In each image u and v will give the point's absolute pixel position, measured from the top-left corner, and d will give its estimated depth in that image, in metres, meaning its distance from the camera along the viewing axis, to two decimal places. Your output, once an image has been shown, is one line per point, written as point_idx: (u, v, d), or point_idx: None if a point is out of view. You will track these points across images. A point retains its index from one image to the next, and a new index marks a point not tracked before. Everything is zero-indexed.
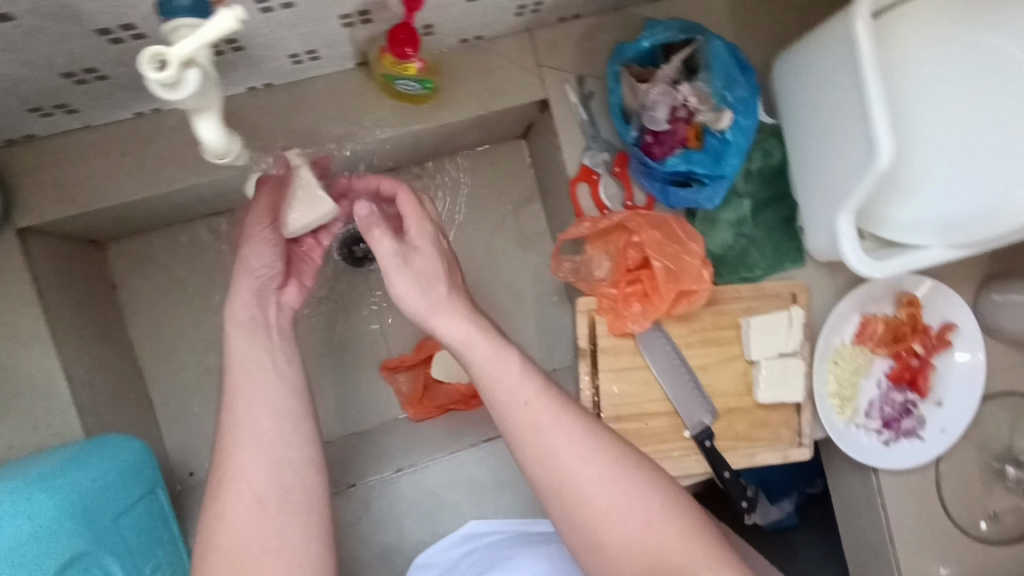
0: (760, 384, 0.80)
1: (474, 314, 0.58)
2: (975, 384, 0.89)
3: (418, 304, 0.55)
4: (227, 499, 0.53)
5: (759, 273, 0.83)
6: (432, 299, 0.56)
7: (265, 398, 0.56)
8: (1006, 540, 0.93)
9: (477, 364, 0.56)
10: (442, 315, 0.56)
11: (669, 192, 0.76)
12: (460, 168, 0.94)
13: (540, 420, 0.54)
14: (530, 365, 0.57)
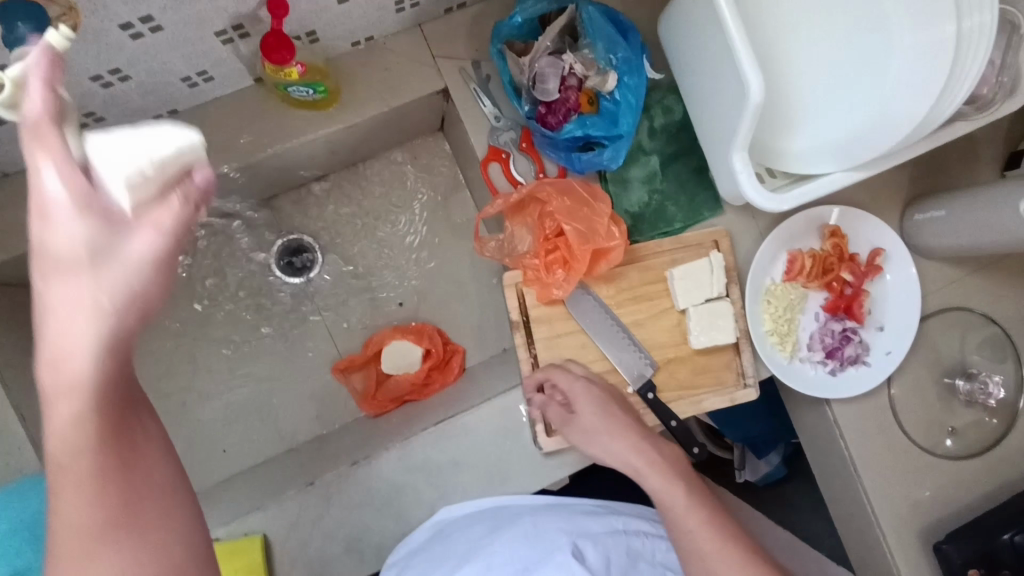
0: (694, 332, 0.82)
1: (656, 444, 0.76)
2: (913, 304, 0.90)
3: (610, 451, 0.75)
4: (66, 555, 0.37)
5: (678, 225, 0.85)
6: (607, 430, 0.75)
7: (63, 433, 0.35)
8: (965, 452, 0.95)
9: (678, 500, 0.71)
10: (619, 445, 0.75)
11: (574, 158, 0.79)
12: (384, 169, 0.97)
13: (707, 529, 0.68)
14: (648, 447, 0.76)
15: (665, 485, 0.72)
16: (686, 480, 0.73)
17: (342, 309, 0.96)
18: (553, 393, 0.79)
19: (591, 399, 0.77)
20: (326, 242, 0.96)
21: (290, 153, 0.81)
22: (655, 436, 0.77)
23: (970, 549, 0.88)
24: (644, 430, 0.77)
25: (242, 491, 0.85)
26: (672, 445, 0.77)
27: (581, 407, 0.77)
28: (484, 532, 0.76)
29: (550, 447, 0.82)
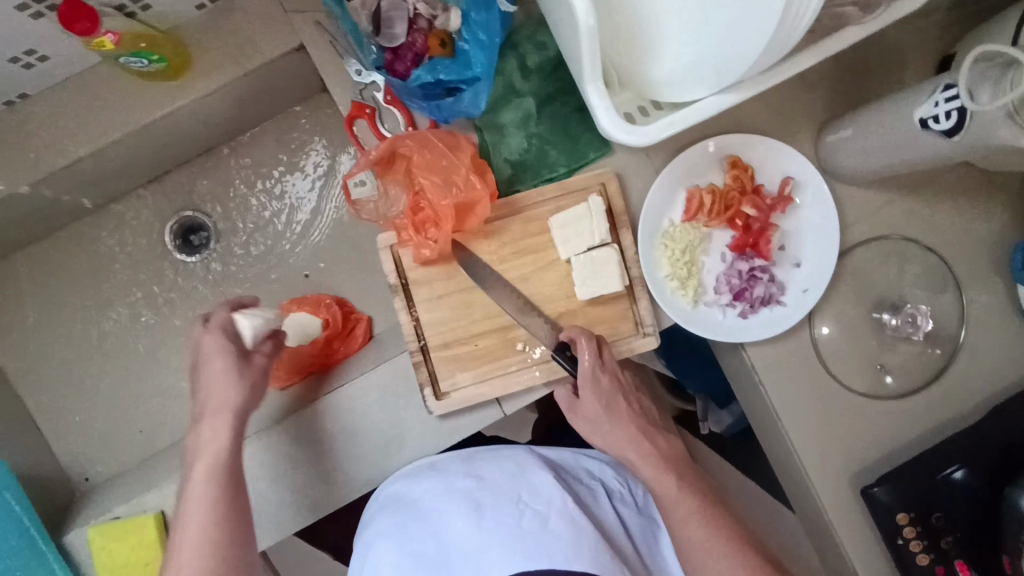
0: (580, 282, 0.78)
1: (650, 436, 0.79)
2: (830, 236, 0.84)
3: (609, 438, 0.78)
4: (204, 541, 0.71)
5: (561, 171, 0.80)
6: (607, 420, 0.78)
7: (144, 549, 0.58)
8: (898, 390, 0.89)
9: (667, 485, 0.75)
10: (614, 430, 0.78)
11: (435, 106, 0.75)
12: (275, 138, 0.95)
13: (692, 512, 0.72)
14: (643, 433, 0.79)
15: (657, 469, 0.76)
16: (678, 464, 0.77)
17: (246, 284, 0.96)
18: (602, 375, 0.77)
19: (598, 390, 0.77)
20: (224, 218, 0.96)
21: (156, 128, 0.80)
22: (653, 428, 0.80)
23: (899, 492, 0.83)
24: (642, 422, 0.80)
25: (154, 468, 0.87)
26: (667, 439, 0.80)
27: (599, 386, 0.77)
28: (465, 476, 0.78)
29: (439, 410, 0.80)
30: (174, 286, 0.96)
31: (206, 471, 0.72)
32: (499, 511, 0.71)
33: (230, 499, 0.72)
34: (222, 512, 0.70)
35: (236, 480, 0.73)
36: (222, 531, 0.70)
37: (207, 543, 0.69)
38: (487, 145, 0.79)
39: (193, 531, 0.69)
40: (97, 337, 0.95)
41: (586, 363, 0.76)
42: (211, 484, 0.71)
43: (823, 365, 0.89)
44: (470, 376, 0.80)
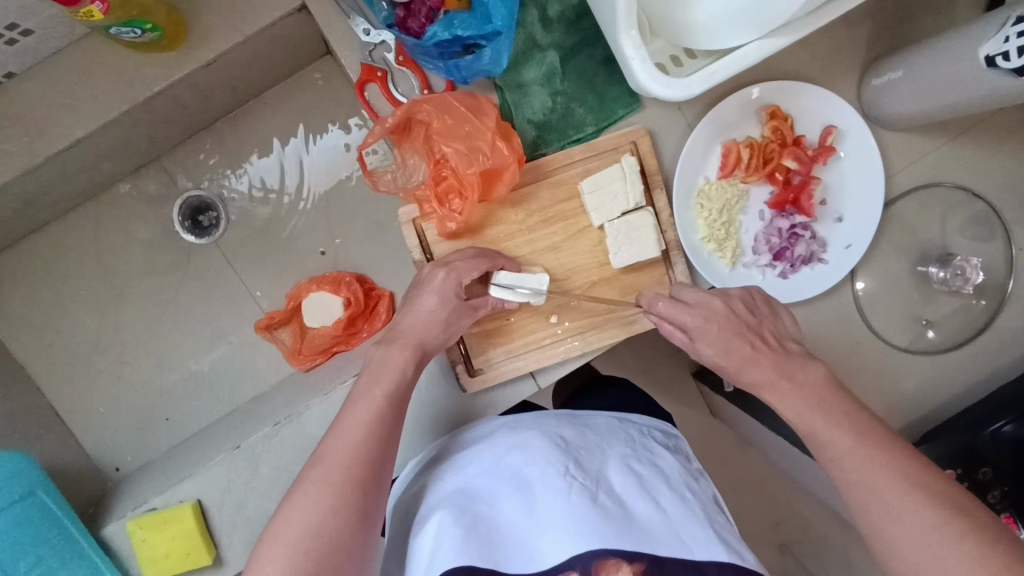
0: (616, 248, 0.74)
1: (790, 370, 0.66)
2: (874, 189, 0.79)
3: (739, 369, 0.68)
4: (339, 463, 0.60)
5: (590, 130, 0.75)
6: (730, 366, 0.68)
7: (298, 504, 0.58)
8: (944, 344, 0.86)
9: (821, 426, 0.63)
10: (749, 371, 0.67)
11: (453, 66, 0.69)
12: (281, 106, 0.90)
13: (853, 455, 0.60)
14: (775, 359, 0.67)
15: (801, 408, 0.64)
16: (828, 396, 0.64)
17: (261, 264, 0.92)
18: (711, 318, 0.68)
19: (716, 339, 0.68)
20: (231, 195, 0.91)
21: (154, 105, 0.75)
22: (793, 356, 0.67)
23: (943, 449, 0.83)
24: (775, 353, 0.67)
25: (185, 456, 0.85)
26: (808, 366, 0.66)
27: (716, 339, 0.68)
28: (512, 448, 0.70)
29: (473, 385, 0.78)
30: (186, 269, 0.92)
31: (368, 417, 0.62)
32: (551, 484, 0.65)
33: (383, 439, 0.62)
34: (368, 445, 0.61)
35: (397, 415, 0.64)
36: (367, 469, 0.60)
37: (338, 482, 0.59)
38: (509, 106, 0.74)
39: (333, 461, 0.60)
40: (113, 326, 0.91)
41: (684, 316, 0.69)
42: (376, 412, 0.63)
43: (866, 322, 0.86)
44: (504, 351, 0.77)
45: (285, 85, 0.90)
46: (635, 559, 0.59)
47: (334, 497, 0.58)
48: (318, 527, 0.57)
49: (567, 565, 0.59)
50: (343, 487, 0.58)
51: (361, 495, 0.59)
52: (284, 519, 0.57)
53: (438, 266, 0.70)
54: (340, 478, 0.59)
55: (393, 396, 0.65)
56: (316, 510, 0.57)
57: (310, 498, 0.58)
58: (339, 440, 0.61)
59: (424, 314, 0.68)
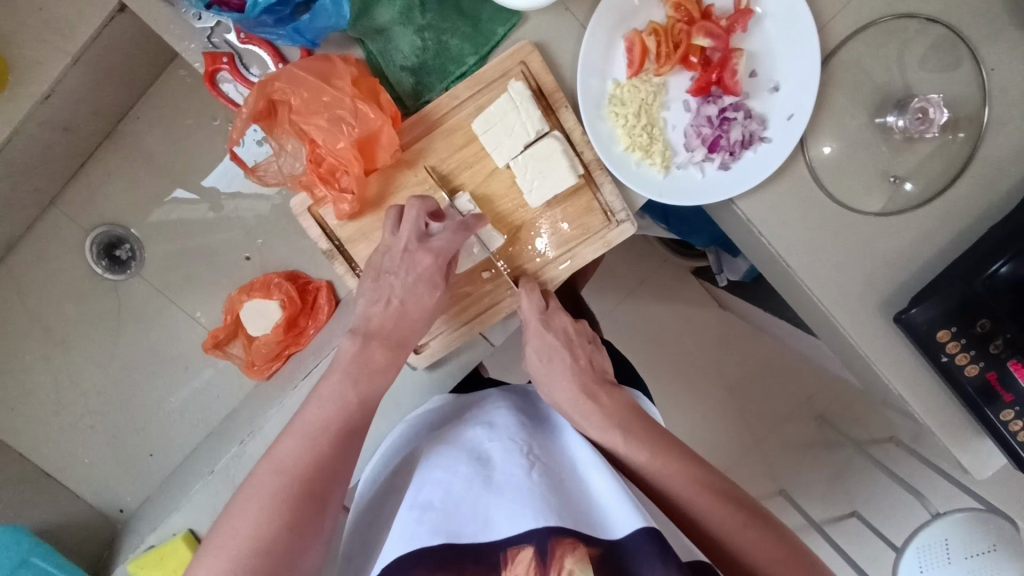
0: (530, 186, 0.68)
1: (599, 396, 0.66)
2: (808, 43, 0.69)
3: (548, 381, 0.69)
4: (293, 468, 0.55)
5: (473, 63, 0.67)
6: (547, 380, 0.69)
7: (250, 520, 0.52)
8: (920, 196, 0.78)
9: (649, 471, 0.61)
10: (558, 382, 0.68)
11: (294, 30, 0.62)
12: (168, 127, 0.94)
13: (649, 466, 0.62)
14: (588, 387, 0.67)
15: (611, 432, 0.63)
16: (634, 423, 0.64)
17: (197, 281, 0.97)
18: (548, 326, 0.70)
19: (542, 344, 0.69)
20: (146, 231, 0.96)
21: (10, 152, 0.71)
22: (607, 385, 0.68)
23: (938, 308, 0.75)
24: (591, 380, 0.68)
25: (172, 487, 0.87)
26: (616, 395, 0.67)
27: (542, 342, 0.70)
28: (475, 428, 0.65)
29: (423, 363, 0.74)
30: (125, 308, 0.96)
31: (329, 425, 0.58)
32: (512, 461, 0.59)
33: (346, 447, 0.58)
34: (325, 454, 0.56)
35: (362, 420, 0.60)
36: (320, 476, 0.56)
37: (292, 496, 0.54)
38: (375, 57, 0.66)
39: (289, 472, 0.55)
40: (75, 382, 0.96)
41: (530, 311, 0.70)
42: (339, 417, 0.59)
43: (827, 192, 0.79)
44: (446, 322, 0.73)
45: (165, 105, 0.93)
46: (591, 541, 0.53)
47: (287, 511, 0.53)
48: (267, 544, 0.52)
49: (521, 539, 0.52)
50: (299, 501, 0.54)
51: (316, 504, 0.55)
52: (230, 533, 0.52)
53: (423, 248, 0.64)
54: (292, 499, 0.54)
55: (368, 399, 0.61)
56: (267, 522, 0.52)
57: (261, 510, 0.53)
58: (296, 446, 0.56)
59: (392, 294, 0.64)
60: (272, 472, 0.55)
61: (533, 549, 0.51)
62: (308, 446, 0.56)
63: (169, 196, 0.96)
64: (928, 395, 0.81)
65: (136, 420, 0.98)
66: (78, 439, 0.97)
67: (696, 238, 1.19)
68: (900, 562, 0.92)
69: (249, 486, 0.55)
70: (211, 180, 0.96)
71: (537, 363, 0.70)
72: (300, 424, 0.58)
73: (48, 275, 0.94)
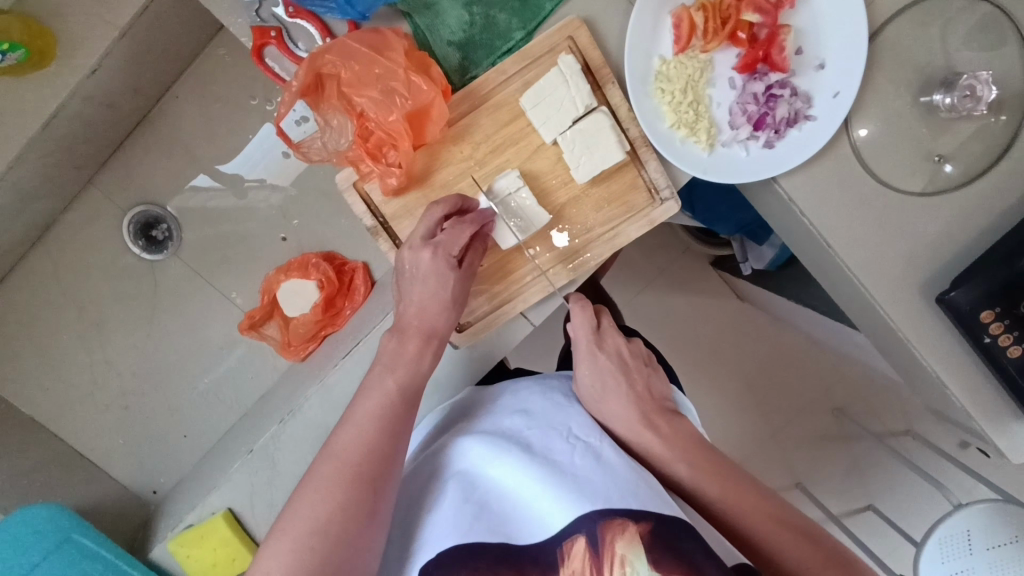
0: (576, 162, 0.67)
1: (657, 422, 0.66)
2: (855, 18, 0.69)
3: (601, 403, 0.67)
4: (346, 454, 0.55)
5: (520, 38, 0.67)
6: (605, 403, 0.67)
7: (310, 507, 0.53)
8: (964, 176, 0.78)
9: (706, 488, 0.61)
10: (613, 405, 0.67)
11: (345, 3, 0.63)
12: (203, 108, 0.94)
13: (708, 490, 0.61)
14: (643, 408, 0.67)
15: (671, 457, 0.63)
16: (696, 450, 0.64)
17: (231, 263, 0.97)
18: (602, 352, 0.69)
19: (593, 367, 0.68)
20: (179, 213, 0.96)
21: (54, 129, 0.71)
22: (663, 411, 0.68)
23: (979, 289, 0.75)
24: (645, 403, 0.68)
25: (208, 466, 0.87)
26: (676, 422, 0.67)
27: (595, 363, 0.69)
28: (512, 414, 0.66)
29: (465, 341, 0.74)
30: (159, 290, 0.96)
31: (379, 410, 0.58)
32: (554, 447, 0.61)
33: (393, 431, 0.58)
34: (375, 440, 0.56)
35: (410, 406, 0.60)
36: (374, 461, 0.55)
37: (347, 479, 0.54)
38: (422, 32, 0.66)
39: (342, 457, 0.55)
40: (108, 363, 0.96)
41: (581, 339, 0.69)
42: (387, 405, 0.59)
43: (869, 171, 0.79)
44: (488, 299, 0.73)
45: (201, 86, 0.93)
46: (640, 518, 0.53)
47: (344, 495, 0.53)
48: (326, 528, 0.52)
49: (573, 528, 0.53)
50: (354, 485, 0.54)
51: (372, 490, 0.54)
52: (291, 518, 0.52)
53: (426, 245, 0.63)
54: (344, 484, 0.54)
55: (405, 386, 0.60)
56: (325, 507, 0.53)
57: (320, 496, 0.53)
58: (348, 433, 0.56)
59: (429, 272, 0.63)
60: (326, 462, 0.55)
61: (585, 538, 0.52)
62: (360, 432, 0.56)
63: (204, 177, 0.96)
64: (970, 377, 0.81)
65: (171, 402, 0.98)
66: (113, 420, 0.97)
67: (724, 224, 1.18)
68: (923, 556, 0.89)
69: (306, 476, 0.55)
70: (230, 166, 0.96)
71: (596, 390, 0.68)
72: (352, 413, 0.58)
73: (82, 255, 0.94)
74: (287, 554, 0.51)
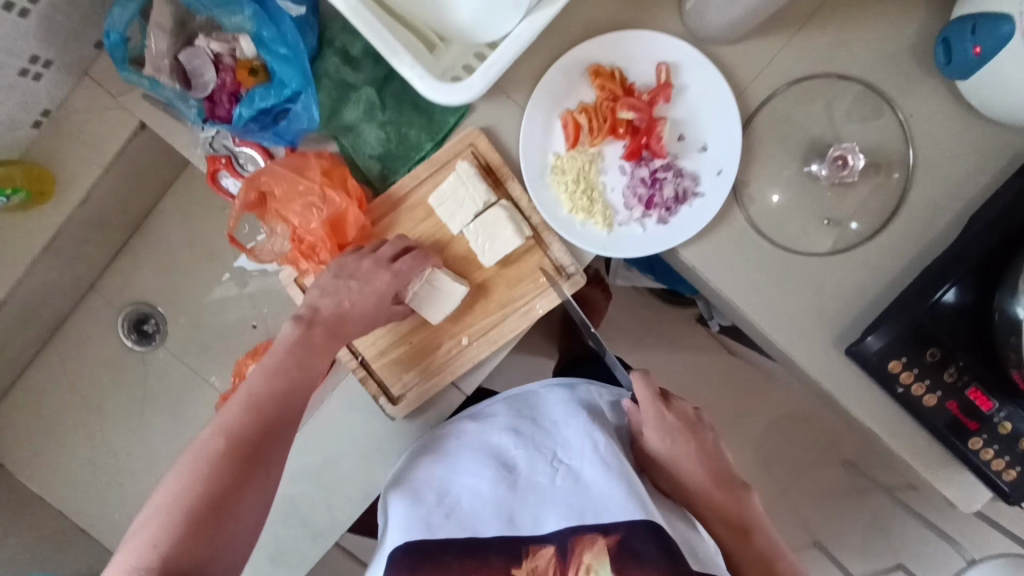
0: (482, 249, 0.77)
1: (712, 467, 0.77)
2: (725, 105, 0.78)
3: (656, 448, 0.77)
4: (233, 429, 0.62)
5: (429, 147, 0.78)
6: (666, 452, 0.77)
7: (191, 475, 0.59)
8: (864, 234, 0.83)
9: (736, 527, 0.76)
10: (672, 454, 0.77)
11: (276, 133, 0.76)
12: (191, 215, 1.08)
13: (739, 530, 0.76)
14: (700, 456, 0.77)
15: (716, 501, 0.76)
16: (735, 493, 0.76)
17: (218, 348, 1.09)
18: (668, 414, 0.77)
19: (659, 425, 0.77)
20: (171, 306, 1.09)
21: (53, 249, 0.86)
22: (713, 455, 0.78)
23: (889, 337, 0.76)
24: (704, 456, 0.77)
25: None
26: (722, 467, 0.78)
27: (661, 422, 0.77)
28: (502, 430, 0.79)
29: (400, 413, 0.81)
30: (154, 374, 1.08)
31: (271, 393, 0.66)
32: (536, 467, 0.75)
33: (283, 411, 0.66)
34: (264, 416, 0.64)
35: (300, 388, 0.68)
36: (261, 436, 0.63)
37: (233, 453, 0.61)
38: (347, 150, 0.78)
39: (231, 432, 0.62)
40: (107, 445, 1.07)
41: (647, 401, 0.76)
42: (281, 385, 0.67)
43: (773, 243, 0.83)
44: (418, 374, 0.81)
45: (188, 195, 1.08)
46: (607, 532, 0.70)
47: (228, 467, 0.60)
48: (207, 493, 0.58)
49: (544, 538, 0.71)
50: (240, 457, 0.61)
51: (255, 464, 0.61)
52: (174, 483, 0.59)
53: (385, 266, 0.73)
54: (207, 495, 0.58)
55: (303, 369, 0.69)
56: (210, 475, 0.59)
57: (203, 466, 0.59)
58: (237, 410, 0.64)
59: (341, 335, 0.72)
60: (214, 436, 0.62)
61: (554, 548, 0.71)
62: (249, 409, 0.64)
63: (193, 275, 1.09)
64: (898, 428, 0.83)
65: (162, 481, 1.08)
66: (111, 498, 1.07)
67: (680, 284, 1.24)
68: None
69: (194, 447, 0.61)
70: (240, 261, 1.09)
71: (659, 438, 0.77)
72: (246, 392, 0.66)
73: (87, 349, 1.07)
74: (164, 517, 0.57)
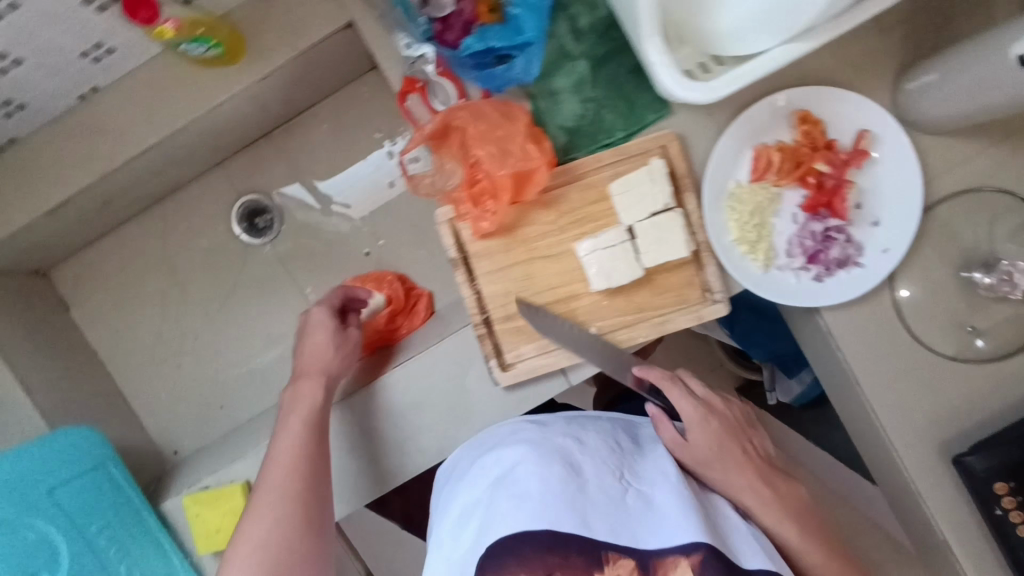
0: (646, 249, 0.76)
1: (770, 482, 0.75)
2: (912, 186, 0.78)
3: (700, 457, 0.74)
4: (285, 455, 0.73)
5: (620, 136, 0.78)
6: (721, 465, 0.74)
7: (277, 474, 0.72)
8: (995, 353, 0.82)
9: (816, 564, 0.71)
10: (728, 467, 0.74)
11: (488, 75, 0.75)
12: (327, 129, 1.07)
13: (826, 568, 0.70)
14: (752, 470, 0.75)
15: (783, 526, 0.71)
16: (803, 516, 0.73)
17: (314, 265, 1.07)
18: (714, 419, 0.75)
19: (707, 432, 0.74)
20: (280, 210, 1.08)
21: (204, 119, 0.86)
22: (764, 464, 0.77)
23: (996, 459, 0.77)
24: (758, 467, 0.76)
25: (236, 438, 0.95)
26: (778, 480, 0.76)
27: (708, 428, 0.75)
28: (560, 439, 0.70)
29: (506, 381, 0.79)
30: (243, 269, 1.07)
31: (300, 431, 0.74)
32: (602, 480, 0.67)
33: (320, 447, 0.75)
34: (311, 446, 0.74)
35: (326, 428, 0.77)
36: (314, 461, 0.73)
37: (301, 470, 0.72)
38: (541, 113, 0.77)
39: (294, 455, 0.73)
40: (173, 323, 1.07)
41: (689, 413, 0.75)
42: (312, 423, 0.75)
43: (909, 330, 0.84)
44: (537, 347, 0.79)
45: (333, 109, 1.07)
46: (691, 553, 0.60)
47: (302, 478, 0.72)
48: (295, 491, 0.71)
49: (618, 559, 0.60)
50: (299, 478, 0.72)
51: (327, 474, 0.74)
52: (273, 473, 0.72)
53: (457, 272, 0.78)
54: (306, 485, 0.72)
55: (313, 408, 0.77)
56: (293, 474, 0.71)
57: (287, 467, 0.72)
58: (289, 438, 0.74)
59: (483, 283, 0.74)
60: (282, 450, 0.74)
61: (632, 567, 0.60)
62: (293, 443, 0.73)
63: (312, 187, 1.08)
64: (979, 558, 0.81)
65: (216, 375, 1.07)
66: (161, 375, 1.06)
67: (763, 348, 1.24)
68: None
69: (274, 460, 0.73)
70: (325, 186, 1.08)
71: (709, 445, 0.74)
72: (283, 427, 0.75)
73: (186, 225, 1.07)
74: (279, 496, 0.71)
